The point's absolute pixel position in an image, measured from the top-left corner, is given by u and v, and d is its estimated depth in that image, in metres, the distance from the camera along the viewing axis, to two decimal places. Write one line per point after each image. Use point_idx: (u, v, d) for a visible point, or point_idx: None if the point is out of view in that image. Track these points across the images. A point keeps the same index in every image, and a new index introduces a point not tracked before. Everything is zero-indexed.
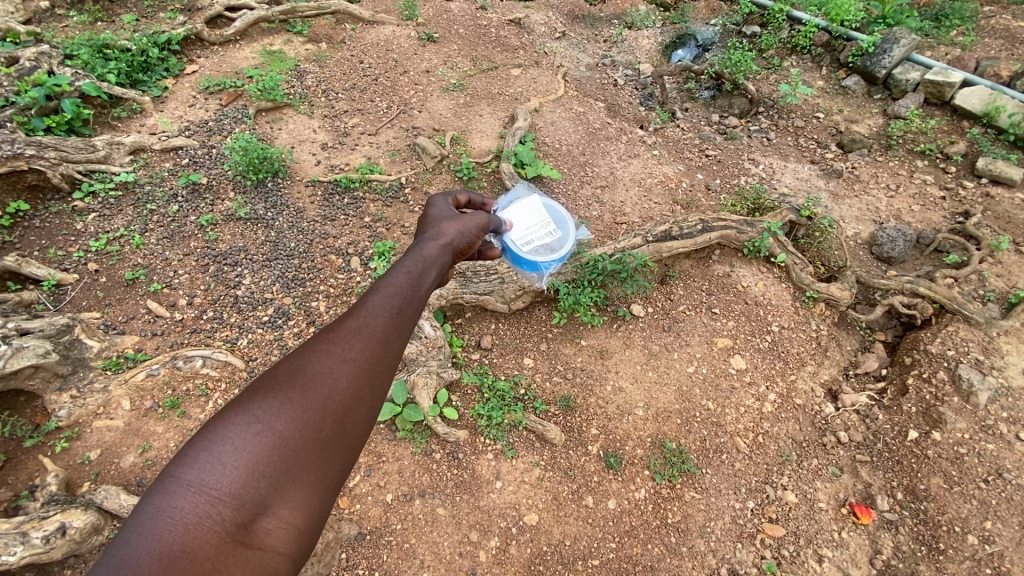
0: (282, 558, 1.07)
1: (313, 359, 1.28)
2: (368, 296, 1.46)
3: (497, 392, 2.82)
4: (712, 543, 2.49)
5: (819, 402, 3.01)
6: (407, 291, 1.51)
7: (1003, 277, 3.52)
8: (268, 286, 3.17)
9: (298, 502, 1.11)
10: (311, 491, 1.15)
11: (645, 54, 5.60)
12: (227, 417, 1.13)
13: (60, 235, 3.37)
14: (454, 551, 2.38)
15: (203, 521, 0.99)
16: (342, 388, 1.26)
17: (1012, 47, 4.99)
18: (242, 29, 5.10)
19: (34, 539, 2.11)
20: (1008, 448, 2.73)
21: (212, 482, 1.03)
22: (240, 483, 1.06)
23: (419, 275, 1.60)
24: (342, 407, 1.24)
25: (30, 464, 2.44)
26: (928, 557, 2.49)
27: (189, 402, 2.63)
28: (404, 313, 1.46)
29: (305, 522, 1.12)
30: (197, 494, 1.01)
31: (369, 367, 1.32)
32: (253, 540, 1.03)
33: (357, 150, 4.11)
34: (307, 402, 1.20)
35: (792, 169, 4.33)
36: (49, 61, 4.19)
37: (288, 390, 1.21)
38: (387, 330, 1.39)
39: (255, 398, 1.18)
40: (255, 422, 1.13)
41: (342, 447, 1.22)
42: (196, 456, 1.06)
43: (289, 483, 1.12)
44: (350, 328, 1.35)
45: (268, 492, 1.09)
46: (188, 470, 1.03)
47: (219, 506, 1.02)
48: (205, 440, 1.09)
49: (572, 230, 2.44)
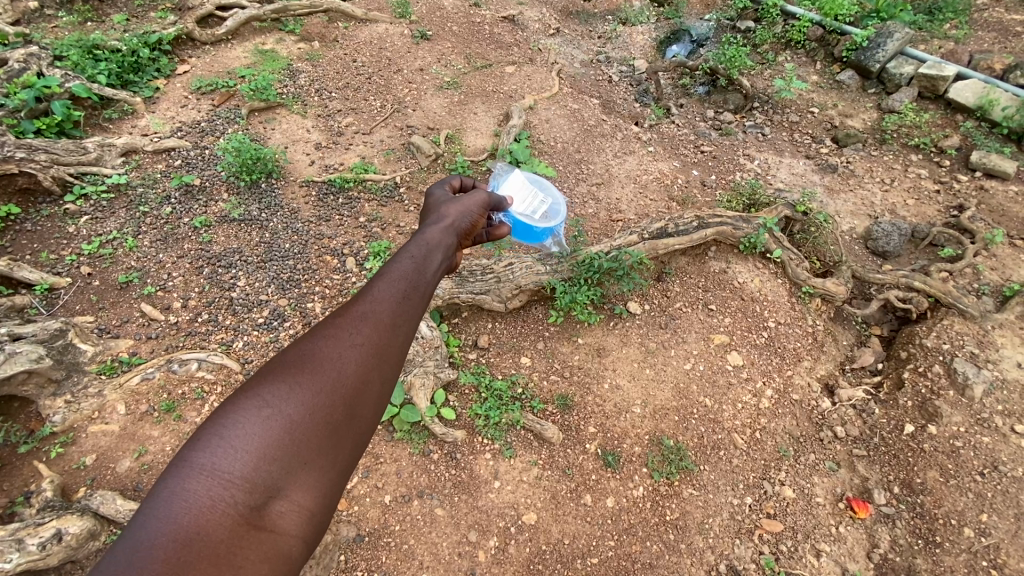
0: (294, 542, 1.04)
1: (321, 343, 1.25)
2: (374, 283, 1.43)
3: (494, 391, 2.81)
4: (710, 540, 2.49)
5: (815, 397, 3.02)
6: (412, 277, 1.49)
7: (997, 270, 3.53)
8: (263, 288, 3.16)
9: (309, 485, 1.08)
10: (323, 474, 1.11)
11: (639, 50, 5.59)
12: (237, 402, 1.10)
13: (51, 239, 3.34)
14: (452, 551, 2.37)
15: (217, 504, 0.97)
16: (350, 371, 1.23)
17: (1005, 40, 5.00)
18: (234, 28, 5.07)
19: (30, 546, 2.09)
20: (1003, 440, 2.74)
21: (224, 465, 1.01)
22: (252, 466, 1.03)
23: (423, 260, 1.58)
24: (352, 390, 1.21)
25: (25, 469, 2.42)
26: (925, 550, 2.50)
27: (184, 405, 2.61)
28: (409, 298, 1.43)
29: (318, 506, 1.09)
30: (210, 478, 0.99)
31: (377, 352, 1.29)
32: (266, 523, 1.01)
33: (352, 149, 4.09)
34: (317, 385, 1.17)
35: (787, 164, 4.33)
36: (39, 63, 4.15)
37: (297, 374, 1.18)
38: (393, 314, 1.37)
39: (265, 382, 1.15)
40: (265, 405, 1.11)
41: (352, 431, 1.19)
42: (208, 440, 1.04)
43: (300, 466, 1.09)
44: (357, 313, 1.33)
45: (280, 475, 1.06)
46: (200, 453, 1.01)
47: (232, 489, 0.99)
48: (216, 425, 1.06)
49: (556, 194, 2.61)
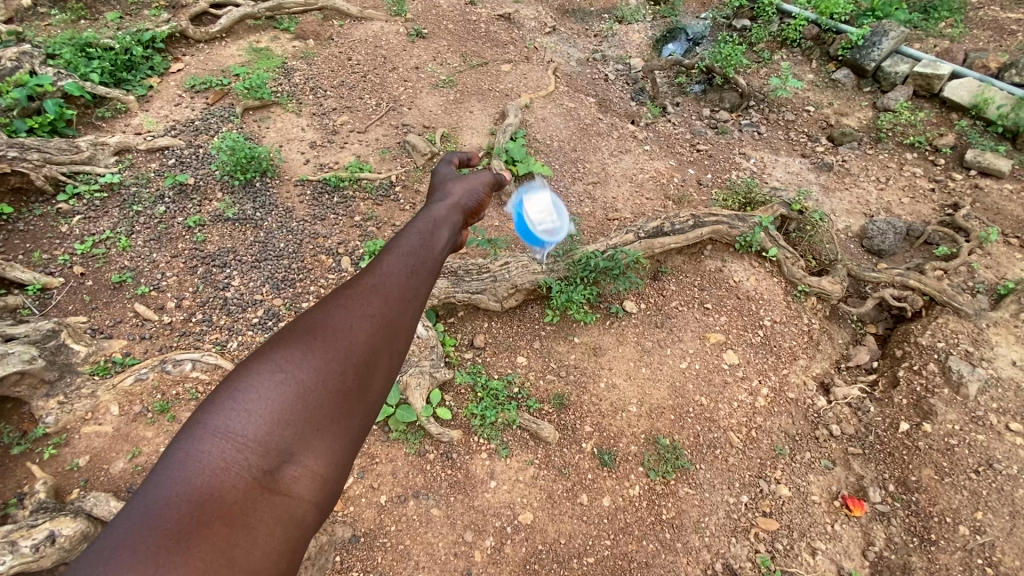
0: (306, 506, 1.03)
1: (333, 312, 1.24)
2: (384, 256, 1.42)
3: (490, 391, 2.81)
4: (706, 539, 2.49)
5: (810, 396, 3.03)
6: (421, 251, 1.48)
7: (992, 268, 3.54)
8: (258, 288, 3.14)
9: (322, 451, 1.07)
10: (335, 441, 1.10)
11: (635, 48, 5.58)
12: (249, 367, 1.10)
13: (44, 238, 3.32)
14: (449, 551, 2.37)
15: (230, 467, 0.97)
16: (361, 341, 1.21)
17: (1000, 39, 5.01)
18: (228, 26, 5.04)
19: (23, 548, 2.07)
20: (998, 438, 2.75)
21: (238, 429, 1.00)
22: (265, 430, 1.02)
23: (432, 235, 1.57)
24: (363, 359, 1.19)
25: (18, 471, 2.41)
26: (920, 548, 2.50)
27: (178, 406, 2.60)
28: (418, 272, 1.42)
29: (330, 472, 1.08)
30: (223, 440, 0.98)
31: (388, 323, 1.27)
32: (280, 486, 1.00)
33: (347, 148, 4.07)
34: (329, 353, 1.16)
35: (782, 163, 4.34)
36: (31, 61, 4.12)
37: (309, 341, 1.16)
38: (404, 285, 1.35)
39: (277, 348, 1.14)
40: (277, 371, 1.09)
41: (364, 399, 1.17)
42: (221, 404, 1.03)
43: (312, 433, 1.08)
44: (368, 284, 1.32)
45: (293, 440, 1.05)
46: (214, 417, 1.01)
47: (245, 452, 0.99)
48: (229, 390, 1.05)
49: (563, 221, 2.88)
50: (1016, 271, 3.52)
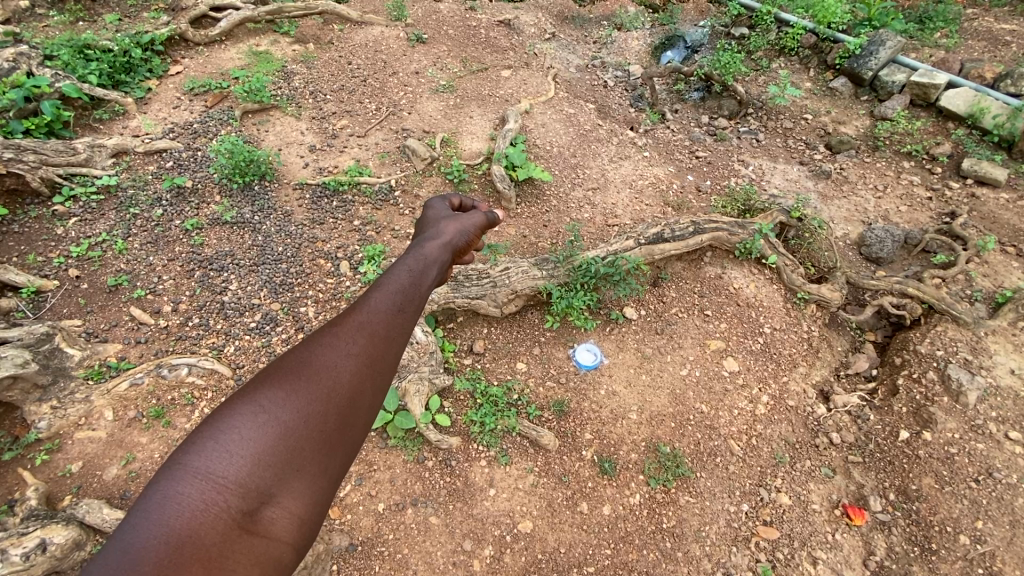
0: (285, 548, 1.00)
1: (316, 350, 1.21)
2: (371, 293, 1.41)
3: (490, 398, 2.79)
4: (707, 548, 2.47)
5: (811, 403, 3.01)
6: (409, 289, 1.47)
7: (990, 277, 3.54)
8: (255, 292, 3.12)
9: (303, 492, 1.04)
10: (316, 481, 1.07)
11: (634, 55, 5.62)
12: (233, 407, 1.07)
13: (39, 240, 3.28)
14: (447, 560, 2.34)
15: (210, 507, 0.93)
16: (346, 380, 1.19)
17: (995, 49, 5.06)
18: (228, 30, 5.04)
19: (12, 557, 2.02)
20: (997, 447, 2.73)
21: (218, 469, 0.97)
22: (247, 471, 0.99)
23: (420, 274, 1.56)
24: (347, 398, 1.17)
25: (9, 477, 2.36)
26: (921, 557, 2.48)
27: (174, 411, 2.57)
28: (405, 309, 1.40)
29: (310, 513, 1.04)
30: (204, 481, 0.95)
31: (372, 361, 1.25)
32: (259, 528, 0.97)
33: (346, 152, 4.06)
34: (313, 393, 1.13)
35: (781, 170, 4.35)
36: (28, 62, 4.09)
37: (294, 380, 1.14)
38: (391, 325, 1.33)
39: (262, 386, 1.12)
40: (261, 412, 1.07)
41: (347, 439, 1.14)
42: (205, 443, 1.00)
43: (293, 473, 1.04)
44: (354, 321, 1.30)
45: (273, 480, 1.02)
46: (194, 457, 0.98)
47: (226, 493, 0.95)
48: (213, 429, 1.03)
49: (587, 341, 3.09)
50: (1013, 279, 3.53)
